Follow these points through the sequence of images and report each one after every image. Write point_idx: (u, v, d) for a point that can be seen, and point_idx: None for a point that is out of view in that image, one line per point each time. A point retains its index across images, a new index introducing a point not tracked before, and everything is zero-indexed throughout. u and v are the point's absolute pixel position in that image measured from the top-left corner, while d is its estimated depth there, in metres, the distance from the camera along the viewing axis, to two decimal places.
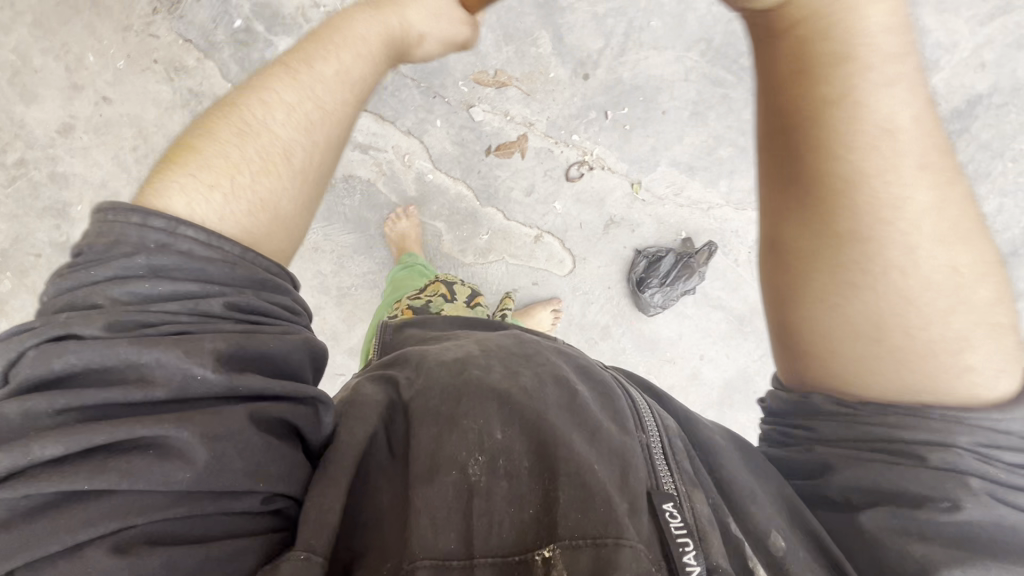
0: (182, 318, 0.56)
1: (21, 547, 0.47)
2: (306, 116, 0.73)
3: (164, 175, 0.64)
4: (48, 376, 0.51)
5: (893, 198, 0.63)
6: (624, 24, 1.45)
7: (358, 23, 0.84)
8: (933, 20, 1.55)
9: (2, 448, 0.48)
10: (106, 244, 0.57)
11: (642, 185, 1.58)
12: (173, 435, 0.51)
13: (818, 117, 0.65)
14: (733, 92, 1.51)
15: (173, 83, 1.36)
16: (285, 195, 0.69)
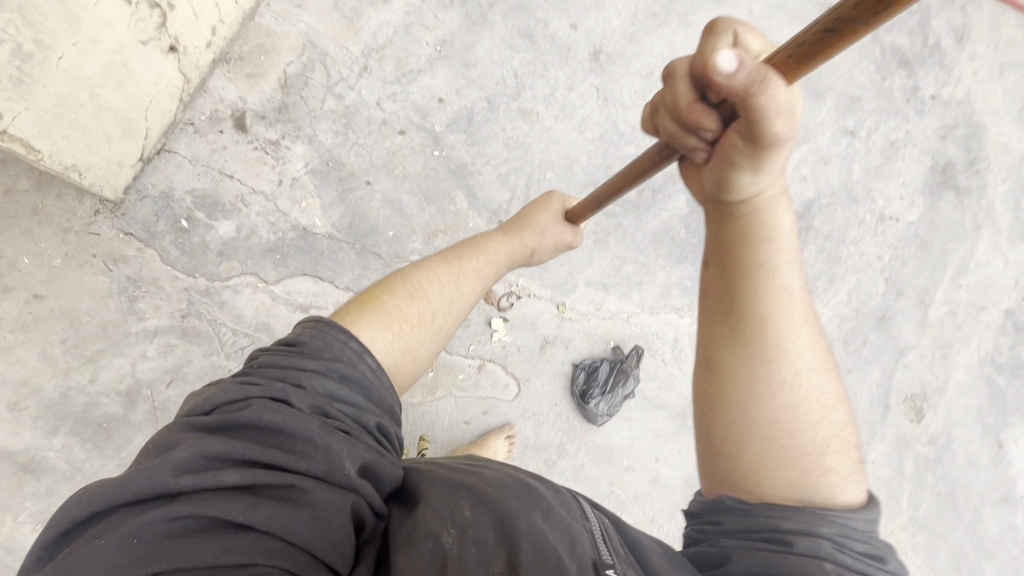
0: (347, 419, 0.79)
1: (178, 557, 0.61)
2: (454, 296, 1.09)
3: (360, 313, 0.95)
4: (258, 424, 0.72)
5: (782, 336, 0.77)
6: (524, 179, 1.74)
7: (500, 240, 1.24)
8: None
9: (205, 471, 0.67)
10: (319, 345, 0.83)
11: (568, 305, 1.75)
12: (313, 498, 0.69)
13: (744, 258, 0.77)
14: (623, 220, 1.83)
15: (111, 272, 1.42)
16: (425, 344, 1.01)
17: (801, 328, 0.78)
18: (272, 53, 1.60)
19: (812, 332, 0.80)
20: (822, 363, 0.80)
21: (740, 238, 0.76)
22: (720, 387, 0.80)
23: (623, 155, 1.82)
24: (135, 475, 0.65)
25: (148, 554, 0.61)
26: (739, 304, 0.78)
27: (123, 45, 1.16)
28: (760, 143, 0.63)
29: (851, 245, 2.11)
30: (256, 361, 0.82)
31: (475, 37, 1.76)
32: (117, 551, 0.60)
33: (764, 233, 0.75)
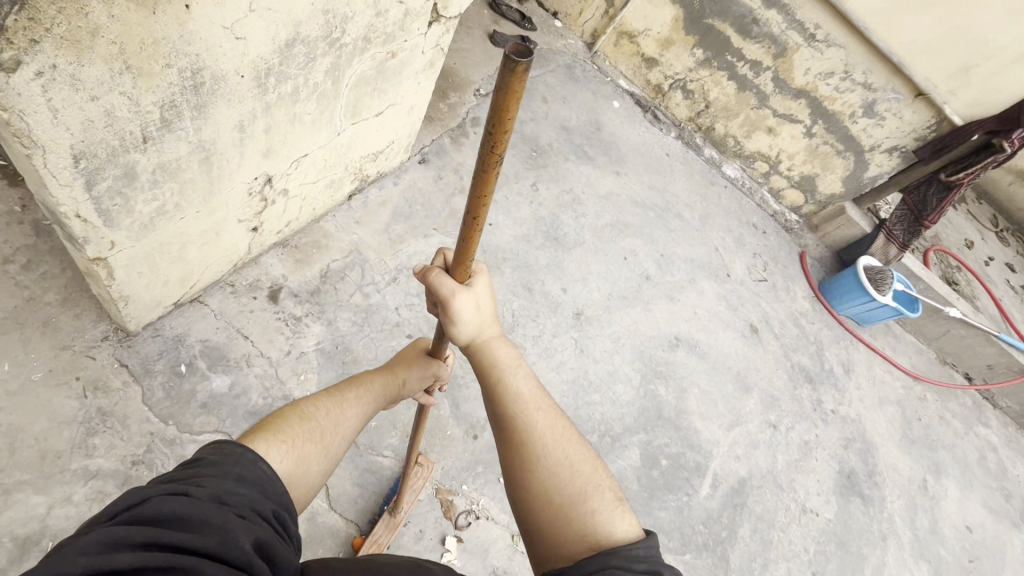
0: (244, 509, 0.82)
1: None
2: (340, 420, 1.15)
3: (254, 435, 1.01)
4: (159, 514, 0.74)
5: (528, 426, 1.06)
6: None
7: (373, 375, 1.32)
8: (700, 424, 2.33)
9: (100, 557, 0.67)
10: (214, 452, 0.89)
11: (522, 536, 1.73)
12: (208, 567, 0.70)
13: (488, 379, 1.10)
14: None
15: (84, 400, 1.38)
16: (317, 459, 1.05)
17: (539, 415, 1.07)
18: (322, 249, 1.89)
19: (550, 414, 1.08)
20: (564, 435, 1.06)
21: (483, 368, 1.11)
22: (507, 485, 1.04)
23: (589, 401, 2.12)
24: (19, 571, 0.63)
25: None
26: (498, 418, 1.08)
27: (227, 218, 1.40)
28: (447, 307, 1.07)
29: (781, 531, 2.25)
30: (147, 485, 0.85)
31: None
32: None
33: (493, 360, 1.11)
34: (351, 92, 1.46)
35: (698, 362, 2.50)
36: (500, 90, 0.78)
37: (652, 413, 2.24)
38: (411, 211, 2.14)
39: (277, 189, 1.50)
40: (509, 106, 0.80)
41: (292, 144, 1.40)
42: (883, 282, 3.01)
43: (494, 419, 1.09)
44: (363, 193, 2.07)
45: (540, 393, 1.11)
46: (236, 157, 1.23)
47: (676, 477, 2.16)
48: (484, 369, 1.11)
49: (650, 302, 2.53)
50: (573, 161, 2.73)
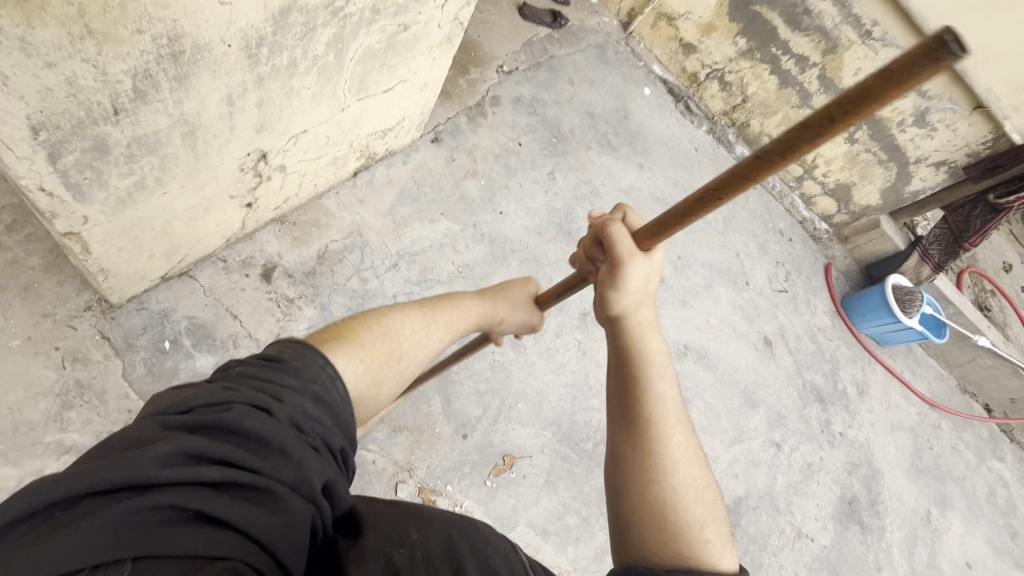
0: (314, 437, 0.85)
1: (154, 544, 0.64)
2: (422, 341, 1.15)
3: (339, 342, 1.00)
4: (241, 428, 0.78)
5: (662, 429, 1.07)
6: (497, 401, 1.87)
7: (470, 300, 1.31)
8: (700, 439, 2.25)
9: (186, 467, 0.72)
10: (300, 363, 0.90)
11: None
12: (282, 499, 0.75)
13: (632, 374, 1.11)
14: (576, 467, 1.91)
15: (62, 371, 1.34)
16: (390, 380, 1.06)
17: (675, 426, 1.08)
18: (322, 228, 1.81)
19: (685, 430, 1.09)
20: (692, 456, 1.07)
21: (628, 360, 1.12)
22: (623, 477, 1.06)
23: (588, 405, 2.04)
24: (113, 463, 0.68)
25: (123, 537, 0.63)
26: (631, 415, 1.09)
27: (217, 194, 1.31)
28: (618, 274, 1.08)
29: (772, 554, 2.19)
30: (231, 369, 0.89)
31: (491, 270, 2.06)
32: (95, 531, 0.63)
33: (644, 356, 1.12)
34: (356, 67, 1.35)
35: (705, 373, 2.41)
36: (871, 85, 0.63)
37: None
38: (419, 193, 2.05)
39: (273, 165, 1.41)
40: (870, 105, 0.65)
41: (289, 120, 1.30)
42: (912, 303, 2.83)
43: (627, 408, 1.10)
44: (369, 170, 1.98)
45: (679, 408, 1.11)
46: (225, 132, 1.14)
47: None
48: (634, 359, 1.12)
49: (661, 306, 2.43)
50: (595, 149, 2.59)
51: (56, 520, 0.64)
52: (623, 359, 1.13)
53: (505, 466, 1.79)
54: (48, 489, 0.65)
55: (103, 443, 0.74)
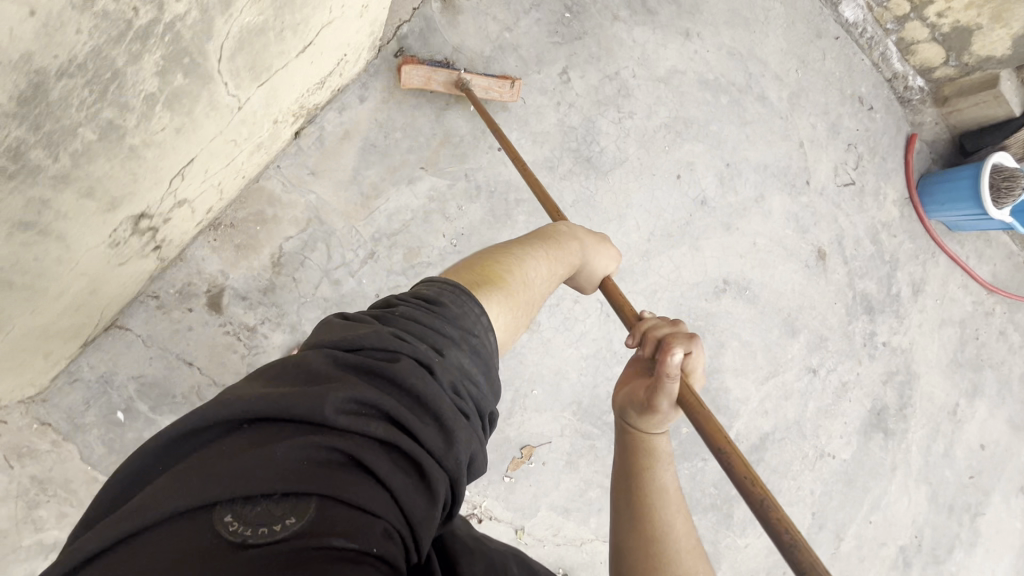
0: (466, 405, 0.73)
1: (334, 484, 0.55)
2: (544, 280, 1.07)
3: (485, 287, 0.92)
4: (406, 380, 0.67)
5: (665, 516, 0.87)
6: (510, 393, 1.71)
7: (568, 243, 1.21)
8: (731, 382, 2.11)
9: (356, 415, 0.61)
10: (457, 310, 0.82)
11: (526, 530, 1.70)
12: (439, 472, 0.63)
13: (640, 459, 0.93)
14: (599, 442, 1.80)
15: (12, 471, 1.18)
16: (525, 324, 1.00)
17: (678, 517, 0.88)
18: (270, 223, 1.40)
19: (687, 522, 0.88)
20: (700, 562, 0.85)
21: (636, 447, 0.95)
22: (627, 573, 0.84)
23: (612, 374, 1.83)
24: (300, 391, 0.60)
25: (306, 476, 0.55)
26: (635, 501, 0.89)
27: (96, 279, 0.94)
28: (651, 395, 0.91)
29: (791, 479, 2.24)
30: (392, 309, 0.78)
31: (494, 234, 1.66)
32: (282, 461, 0.55)
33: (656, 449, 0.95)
34: (236, 57, 0.81)
35: (744, 308, 2.13)
36: None
37: None
38: (388, 143, 1.53)
39: (163, 210, 0.98)
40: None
41: (156, 170, 0.84)
42: (1011, 191, 2.25)
43: (631, 493, 0.91)
44: (316, 122, 1.45)
45: (681, 500, 0.91)
46: (53, 245, 0.74)
47: (694, 445, 2.05)
48: (638, 449, 0.95)
49: (700, 237, 2.03)
50: (623, 20, 1.86)
51: (246, 435, 0.58)
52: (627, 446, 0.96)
53: (523, 458, 1.71)
54: (242, 402, 0.59)
55: (281, 365, 0.66)
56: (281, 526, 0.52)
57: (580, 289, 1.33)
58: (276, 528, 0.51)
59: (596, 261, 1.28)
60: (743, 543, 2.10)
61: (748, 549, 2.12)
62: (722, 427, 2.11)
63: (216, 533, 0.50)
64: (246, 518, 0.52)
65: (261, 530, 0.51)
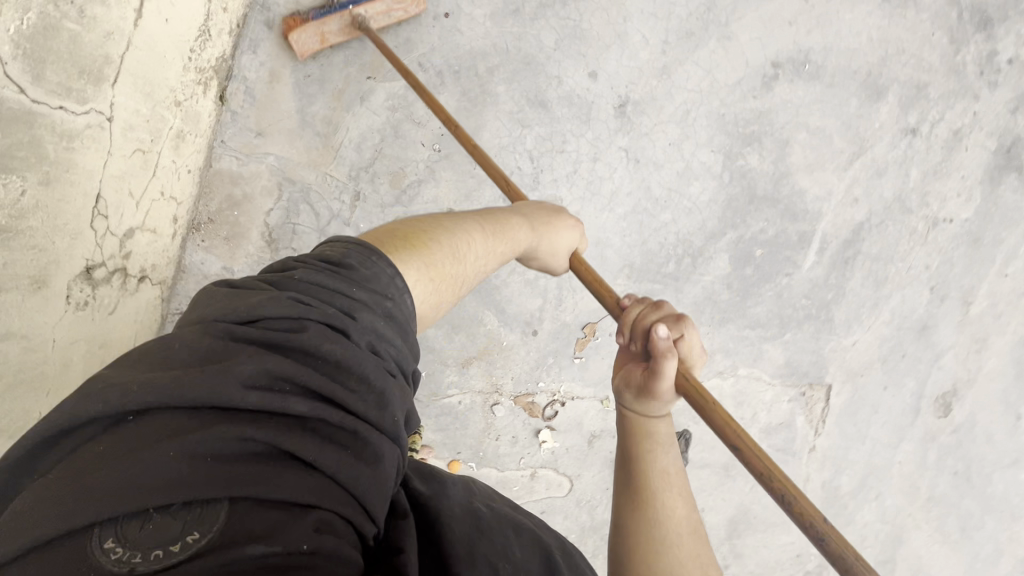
0: (390, 364, 0.68)
1: (247, 482, 0.51)
2: (485, 247, 0.96)
3: (404, 251, 0.83)
4: (314, 351, 0.62)
5: (665, 503, 0.77)
6: (555, 281, 1.60)
7: (521, 215, 1.08)
8: (805, 182, 1.81)
9: (267, 393, 0.57)
10: (370, 273, 0.74)
11: (611, 400, 1.71)
12: (371, 435, 0.60)
13: (635, 443, 0.84)
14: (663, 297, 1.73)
15: None
16: (451, 293, 0.89)
17: (680, 502, 0.78)
18: (247, 203, 1.33)
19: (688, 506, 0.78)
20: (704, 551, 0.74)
21: (633, 434, 0.84)
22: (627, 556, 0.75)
23: (660, 224, 1.68)
24: (197, 377, 0.54)
25: (213, 475, 0.50)
26: (634, 487, 0.79)
27: (101, 333, 0.98)
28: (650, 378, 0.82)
29: (900, 261, 1.99)
30: (293, 276, 0.71)
31: (477, 120, 1.47)
32: (175, 464, 0.49)
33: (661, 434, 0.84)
34: (42, 75, 0.72)
35: (807, 88, 1.73)
36: None
37: (742, 197, 1.75)
38: (323, 66, 1.33)
39: (115, 248, 0.95)
40: None
41: (60, 228, 0.81)
42: None
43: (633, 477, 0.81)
44: (237, 76, 1.29)
45: (686, 491, 0.80)
46: (18, 343, 0.77)
47: (774, 263, 1.83)
48: (639, 436, 0.84)
49: (730, 20, 1.61)
50: None
51: (130, 437, 0.51)
52: (627, 432, 0.86)
53: (588, 337, 1.65)
54: (123, 396, 0.53)
55: (165, 347, 0.59)
56: (182, 544, 0.47)
57: (547, 272, 1.16)
58: (175, 548, 0.46)
59: (558, 240, 1.11)
60: (850, 343, 2.00)
61: (858, 346, 2.02)
62: (805, 234, 1.85)
63: (103, 560, 0.45)
64: (139, 535, 0.47)
65: (156, 553, 0.46)
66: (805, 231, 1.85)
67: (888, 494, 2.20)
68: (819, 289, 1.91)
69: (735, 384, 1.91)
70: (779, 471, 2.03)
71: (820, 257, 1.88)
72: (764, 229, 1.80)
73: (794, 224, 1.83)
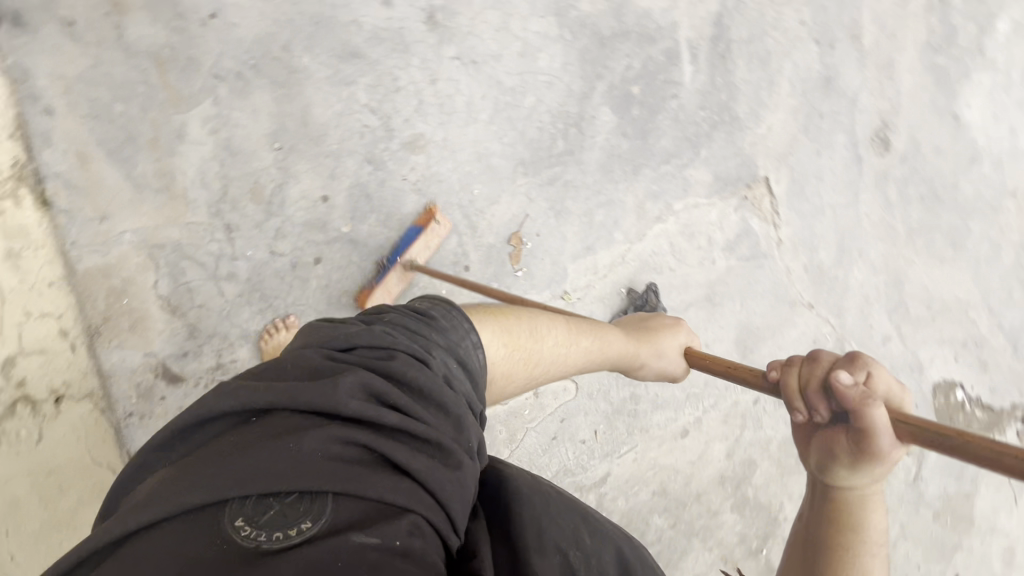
0: (461, 395, 0.79)
1: (349, 479, 0.60)
2: (569, 334, 1.10)
3: (485, 317, 0.99)
4: (404, 378, 0.73)
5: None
6: (459, 212, 1.58)
7: (618, 331, 1.22)
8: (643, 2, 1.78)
9: (369, 408, 0.67)
10: (447, 323, 0.88)
11: (570, 290, 1.71)
12: (454, 447, 0.70)
13: (840, 506, 0.76)
14: (569, 175, 1.70)
15: None
16: (523, 376, 1.02)
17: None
18: (132, 286, 1.31)
19: None
20: None
21: (841, 501, 0.76)
22: None
23: (529, 109, 1.65)
24: (312, 387, 0.66)
25: (325, 469, 0.60)
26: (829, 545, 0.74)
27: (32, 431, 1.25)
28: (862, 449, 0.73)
29: (773, 31, 1.96)
30: (384, 317, 0.84)
31: (301, 101, 1.42)
32: (291, 463, 0.60)
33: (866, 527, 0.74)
34: None
35: None
36: None
37: (592, 45, 1.72)
38: (125, 123, 1.31)
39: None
40: None
41: None
42: None
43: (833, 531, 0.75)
44: (47, 173, 1.27)
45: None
46: None
47: (655, 92, 1.81)
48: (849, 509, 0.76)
49: None
50: None
51: (260, 430, 0.63)
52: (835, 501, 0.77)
53: (518, 247, 1.65)
54: (256, 398, 0.65)
55: (279, 367, 0.72)
56: (297, 529, 0.57)
57: (646, 376, 1.29)
58: (291, 532, 0.57)
59: (658, 350, 1.23)
60: (767, 128, 1.98)
61: (776, 128, 2.00)
62: (671, 51, 1.83)
63: (233, 535, 0.56)
64: (260, 521, 0.58)
65: (276, 535, 0.57)
66: (668, 48, 1.82)
67: (871, 247, 2.19)
68: (711, 94, 1.88)
69: (681, 220, 1.87)
70: (758, 280, 2.00)
71: (696, 64, 1.86)
72: (629, 65, 1.77)
73: (654, 46, 1.80)
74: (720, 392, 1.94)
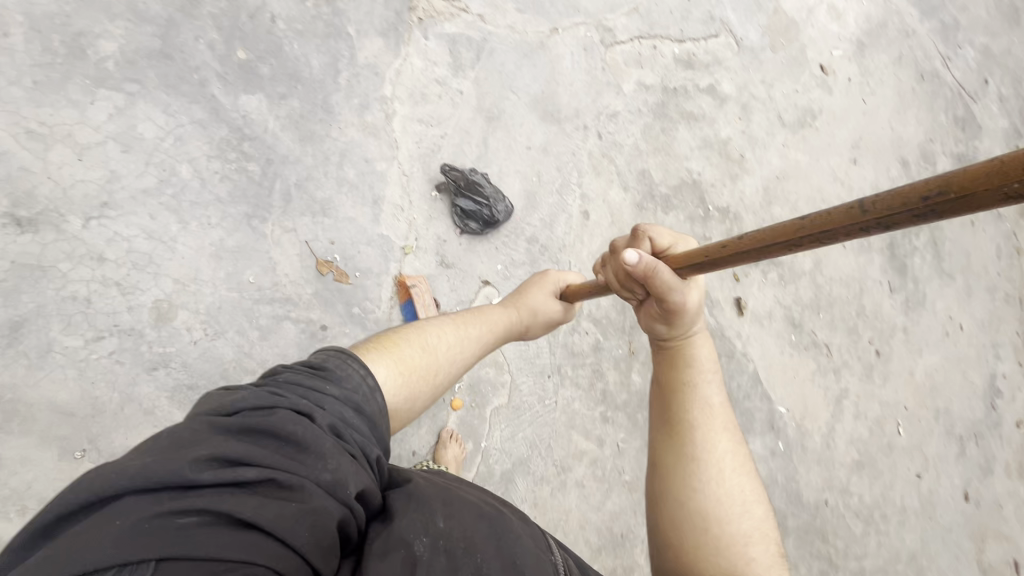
0: (352, 444, 0.76)
1: (190, 546, 0.55)
2: (455, 331, 1.17)
3: (375, 350, 0.98)
4: (278, 438, 0.69)
5: (704, 399, 1.01)
6: (262, 303, 1.47)
7: (496, 307, 1.34)
8: None
9: (227, 473, 0.63)
10: (344, 372, 0.85)
11: (404, 241, 1.64)
12: (321, 494, 0.66)
13: (669, 352, 1.04)
14: (290, 175, 1.55)
15: None
16: (425, 394, 1.03)
17: (714, 396, 1.02)
18: None
19: (725, 418, 1.01)
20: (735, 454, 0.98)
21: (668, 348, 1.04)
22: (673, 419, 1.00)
23: (193, 176, 1.46)
24: (179, 457, 0.62)
25: (163, 542, 0.54)
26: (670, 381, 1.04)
27: None
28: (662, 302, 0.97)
29: None
30: (278, 375, 0.81)
31: (40, 406, 1.28)
32: (123, 544, 0.53)
33: (692, 363, 1.03)
34: None
35: None
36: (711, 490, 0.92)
37: (160, 67, 1.47)
38: None
39: None
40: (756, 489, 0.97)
41: None
42: None
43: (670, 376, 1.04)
44: None
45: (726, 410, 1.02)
46: None
47: (254, 32, 1.57)
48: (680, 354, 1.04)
49: None
50: None
51: (112, 506, 0.57)
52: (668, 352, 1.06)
53: (334, 268, 1.55)
54: (118, 472, 0.59)
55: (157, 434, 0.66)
56: None
57: (537, 336, 1.43)
58: None
59: (535, 305, 1.39)
60: None
61: None
62: None
63: None
64: None
65: None
66: None
67: None
68: None
69: (403, 92, 1.73)
70: (503, 62, 1.88)
71: None
72: (207, 41, 1.52)
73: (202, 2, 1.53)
74: (575, 159, 1.92)
